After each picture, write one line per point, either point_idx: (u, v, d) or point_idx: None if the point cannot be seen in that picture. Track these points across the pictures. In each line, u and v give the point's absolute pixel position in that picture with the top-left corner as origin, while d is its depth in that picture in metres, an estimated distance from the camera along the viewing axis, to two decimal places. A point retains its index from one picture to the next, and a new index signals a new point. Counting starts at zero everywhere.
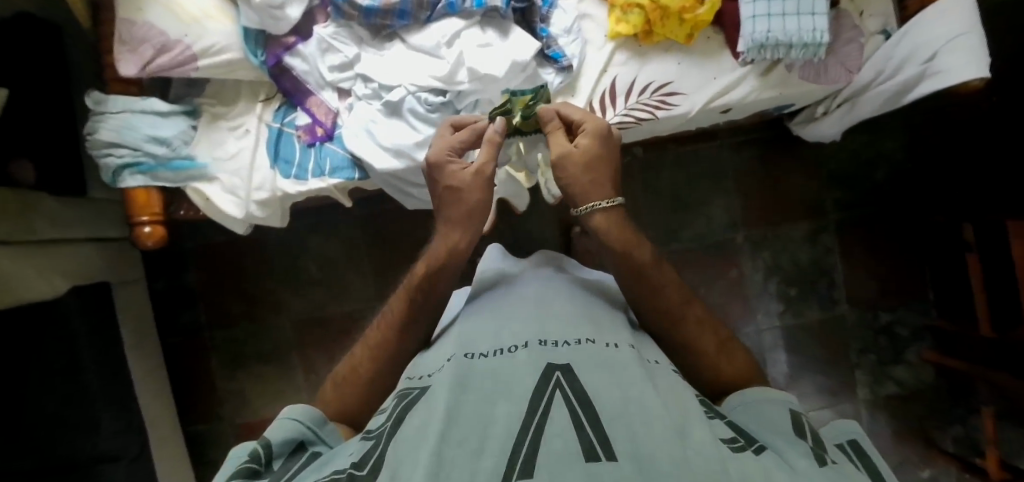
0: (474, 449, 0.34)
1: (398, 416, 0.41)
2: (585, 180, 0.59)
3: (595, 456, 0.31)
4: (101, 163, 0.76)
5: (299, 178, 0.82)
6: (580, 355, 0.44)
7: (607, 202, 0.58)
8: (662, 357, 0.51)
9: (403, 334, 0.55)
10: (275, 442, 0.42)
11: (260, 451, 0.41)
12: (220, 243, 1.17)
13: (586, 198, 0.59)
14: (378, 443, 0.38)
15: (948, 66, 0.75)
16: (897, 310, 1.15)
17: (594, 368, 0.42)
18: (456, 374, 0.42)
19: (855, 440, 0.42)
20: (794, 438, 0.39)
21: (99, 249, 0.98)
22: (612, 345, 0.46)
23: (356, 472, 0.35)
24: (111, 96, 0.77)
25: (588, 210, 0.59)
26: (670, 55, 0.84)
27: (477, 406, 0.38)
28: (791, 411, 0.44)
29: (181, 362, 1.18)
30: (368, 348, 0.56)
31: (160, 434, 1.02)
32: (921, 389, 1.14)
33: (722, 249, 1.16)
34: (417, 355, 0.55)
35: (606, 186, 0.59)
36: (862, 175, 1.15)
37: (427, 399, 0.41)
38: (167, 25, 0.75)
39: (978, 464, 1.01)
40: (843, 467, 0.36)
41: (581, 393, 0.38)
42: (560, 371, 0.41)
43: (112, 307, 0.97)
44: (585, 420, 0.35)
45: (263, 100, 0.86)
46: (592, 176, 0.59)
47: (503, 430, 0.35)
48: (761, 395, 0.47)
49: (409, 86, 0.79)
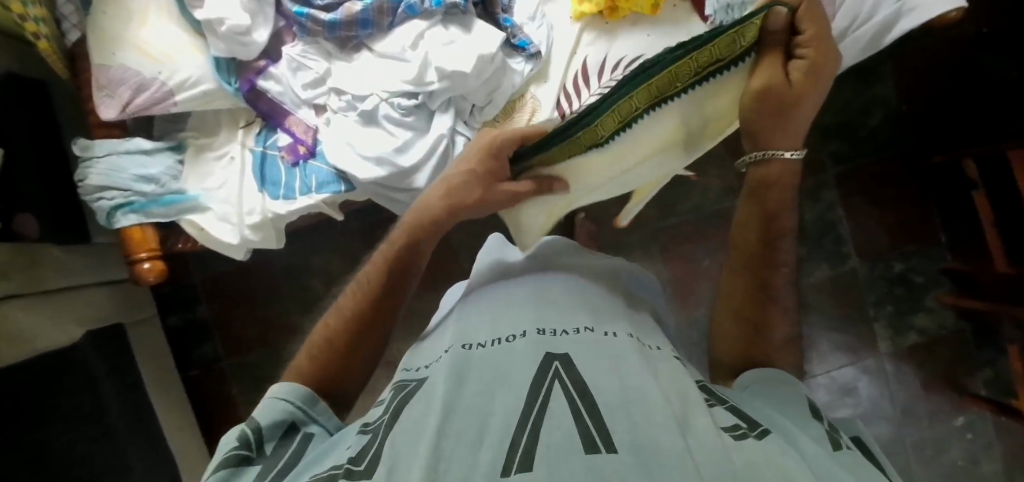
0: (473, 441, 0.33)
1: (396, 408, 0.40)
2: (778, 125, 0.50)
3: (595, 447, 0.31)
4: (95, 207, 0.77)
5: (287, 198, 0.83)
6: (580, 345, 0.43)
7: (791, 154, 0.51)
8: (667, 345, 0.49)
9: (372, 315, 0.52)
10: (265, 425, 0.40)
11: (249, 436, 0.40)
12: (226, 272, 1.19)
13: (769, 141, 0.51)
14: (377, 436, 0.37)
15: (923, 1, 0.76)
16: (911, 258, 1.12)
17: (595, 357, 0.41)
18: (455, 367, 0.41)
19: (860, 436, 0.41)
20: (804, 419, 0.39)
21: (108, 292, 1.00)
22: (611, 333, 0.46)
23: (353, 467, 0.34)
24: (97, 141, 0.79)
25: (764, 156, 0.51)
26: (637, 29, 0.82)
27: (475, 399, 0.37)
28: (805, 398, 0.42)
29: (202, 394, 1.20)
30: (341, 318, 0.51)
31: (190, 466, 1.04)
32: (944, 334, 1.11)
33: (722, 218, 1.14)
34: (409, 353, 0.53)
35: (792, 137, 0.51)
36: (856, 123, 1.13)
37: (425, 392, 0.40)
38: (141, 66, 0.77)
39: (1014, 405, 0.98)
40: (856, 454, 0.35)
41: (580, 385, 0.37)
42: (558, 362, 0.40)
43: (128, 346, 0.98)
44: (585, 414, 0.34)
45: (244, 126, 0.87)
46: (785, 123, 0.50)
47: (502, 422, 0.34)
48: (777, 375, 0.45)
49: (381, 93, 0.80)
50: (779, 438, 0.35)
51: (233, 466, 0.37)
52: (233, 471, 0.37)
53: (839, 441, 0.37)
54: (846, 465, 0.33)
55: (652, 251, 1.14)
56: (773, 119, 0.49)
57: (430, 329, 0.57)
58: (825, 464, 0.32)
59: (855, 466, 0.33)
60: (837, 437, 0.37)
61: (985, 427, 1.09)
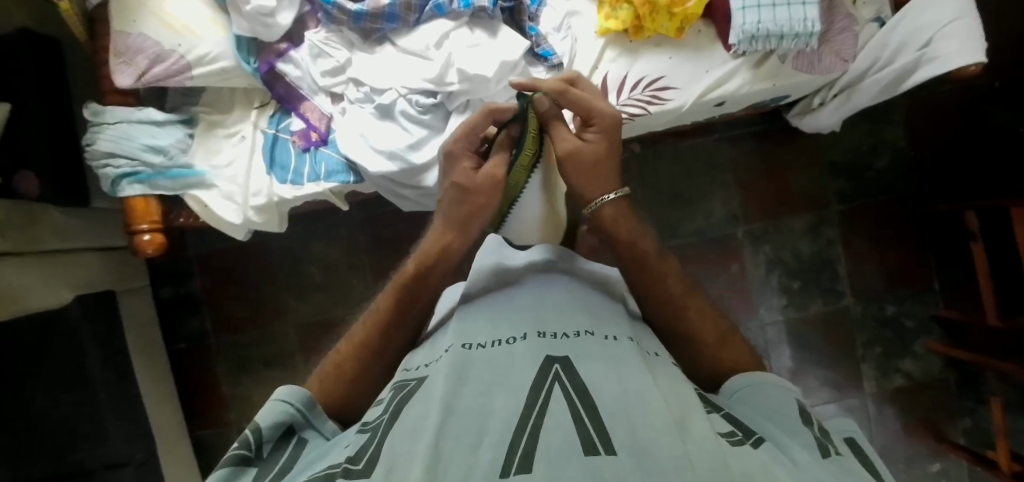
0: (472, 442, 0.31)
1: (396, 407, 0.38)
2: (584, 177, 0.58)
3: (595, 450, 0.30)
4: (100, 173, 0.77)
5: (295, 183, 0.83)
6: (582, 349, 0.41)
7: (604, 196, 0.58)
8: (664, 349, 0.48)
9: (387, 338, 0.50)
10: (265, 426, 0.39)
11: (249, 437, 0.39)
12: (223, 249, 1.18)
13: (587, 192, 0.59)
14: (375, 435, 0.36)
15: (944, 52, 0.75)
16: (904, 302, 1.14)
17: (596, 360, 0.40)
18: (454, 365, 0.39)
19: (853, 438, 0.40)
20: (791, 420, 0.39)
21: (102, 258, 0.99)
22: (612, 337, 0.43)
23: (352, 466, 0.32)
24: (109, 108, 0.78)
25: (597, 204, 0.58)
26: (661, 50, 0.83)
27: (475, 399, 0.36)
28: (796, 400, 0.41)
29: (186, 369, 1.19)
30: (353, 343, 0.50)
31: (168, 441, 1.02)
32: (930, 380, 1.13)
33: (722, 244, 1.15)
34: (404, 361, 0.48)
35: (609, 180, 0.58)
36: (864, 164, 1.14)
37: (425, 389, 0.39)
38: (161, 37, 0.77)
39: (990, 455, 0.99)
40: (848, 459, 0.35)
41: (581, 386, 0.36)
42: (559, 364, 0.39)
43: (117, 314, 0.96)
44: (585, 416, 0.33)
45: (258, 107, 0.87)
46: (592, 172, 0.58)
47: (502, 423, 0.33)
48: (765, 379, 0.44)
49: (400, 89, 0.80)
50: (776, 449, 0.34)
51: (233, 466, 0.37)
52: (233, 473, 0.36)
53: (829, 443, 0.36)
54: (839, 473, 0.32)
55: None
56: (578, 170, 0.58)
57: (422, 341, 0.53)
58: (817, 470, 0.32)
59: (850, 473, 0.33)
60: (824, 440, 0.36)
61: (958, 474, 1.11)
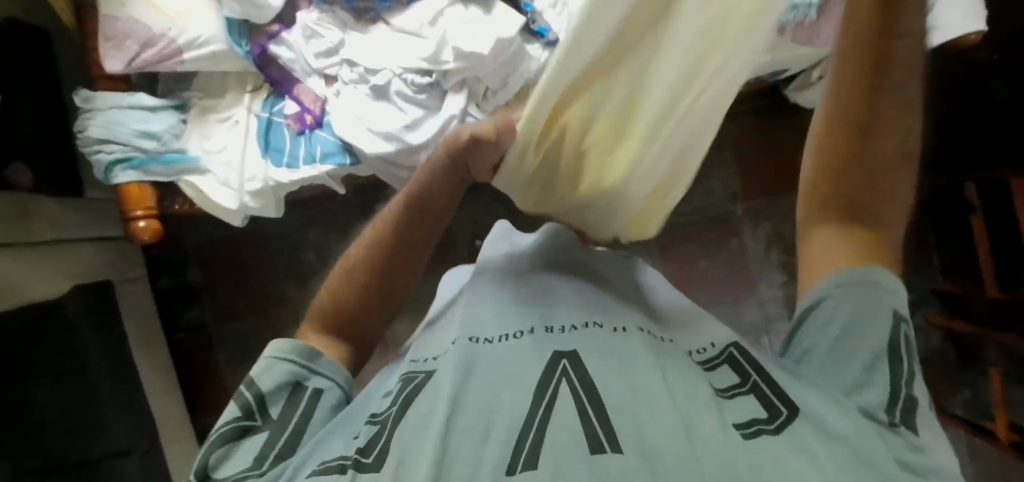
0: (480, 438, 0.32)
1: (404, 398, 0.38)
2: None
3: (601, 448, 0.30)
4: (93, 160, 0.76)
5: (291, 166, 0.82)
6: (590, 342, 0.40)
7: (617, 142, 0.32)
8: (677, 333, 0.47)
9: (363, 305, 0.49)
10: (267, 392, 0.40)
11: (252, 404, 0.40)
12: (221, 238, 1.17)
13: None
14: (384, 428, 0.35)
15: (943, 20, 0.73)
16: (903, 277, 1.14)
17: (605, 354, 0.39)
18: (460, 357, 0.39)
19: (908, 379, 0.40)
20: (863, 369, 0.37)
21: (100, 248, 0.99)
22: (621, 329, 0.42)
23: (362, 459, 0.33)
24: (99, 93, 0.77)
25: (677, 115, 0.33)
26: None
27: (481, 393, 0.35)
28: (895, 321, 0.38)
29: (186, 358, 1.18)
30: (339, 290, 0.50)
31: (171, 431, 1.02)
32: (929, 354, 1.13)
33: (723, 222, 1.15)
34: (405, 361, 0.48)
35: None
36: None
37: (432, 382, 0.38)
38: (151, 20, 0.76)
39: (989, 426, 1.00)
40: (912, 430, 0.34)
41: (592, 384, 0.35)
42: (566, 359, 0.38)
43: (115, 304, 0.96)
44: (592, 412, 0.33)
45: (251, 90, 0.85)
46: None
47: (509, 420, 0.33)
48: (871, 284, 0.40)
49: (395, 68, 0.80)
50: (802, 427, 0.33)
51: (239, 433, 0.38)
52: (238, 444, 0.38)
53: (901, 402, 0.35)
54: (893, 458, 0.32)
55: (651, 249, 1.15)
56: None
57: (424, 331, 0.53)
58: (845, 437, 0.32)
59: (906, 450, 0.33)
60: (898, 395, 0.36)
61: (958, 446, 1.11)
